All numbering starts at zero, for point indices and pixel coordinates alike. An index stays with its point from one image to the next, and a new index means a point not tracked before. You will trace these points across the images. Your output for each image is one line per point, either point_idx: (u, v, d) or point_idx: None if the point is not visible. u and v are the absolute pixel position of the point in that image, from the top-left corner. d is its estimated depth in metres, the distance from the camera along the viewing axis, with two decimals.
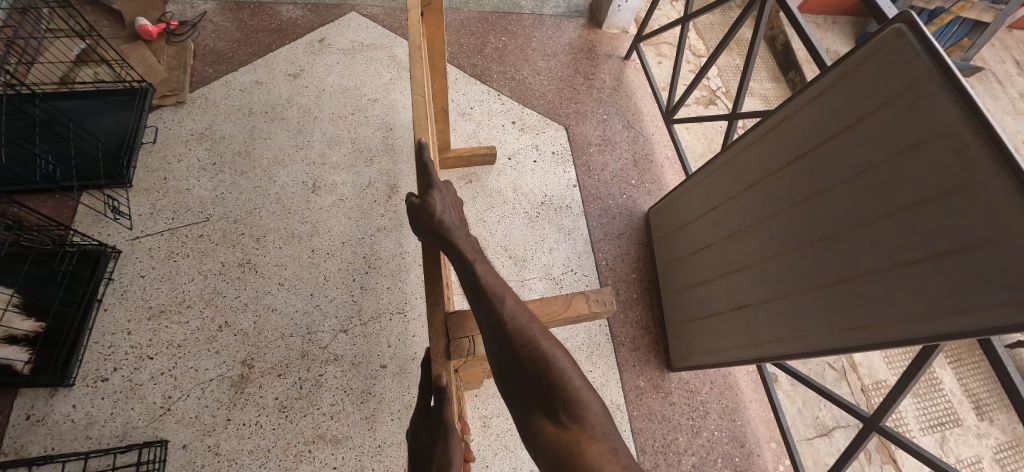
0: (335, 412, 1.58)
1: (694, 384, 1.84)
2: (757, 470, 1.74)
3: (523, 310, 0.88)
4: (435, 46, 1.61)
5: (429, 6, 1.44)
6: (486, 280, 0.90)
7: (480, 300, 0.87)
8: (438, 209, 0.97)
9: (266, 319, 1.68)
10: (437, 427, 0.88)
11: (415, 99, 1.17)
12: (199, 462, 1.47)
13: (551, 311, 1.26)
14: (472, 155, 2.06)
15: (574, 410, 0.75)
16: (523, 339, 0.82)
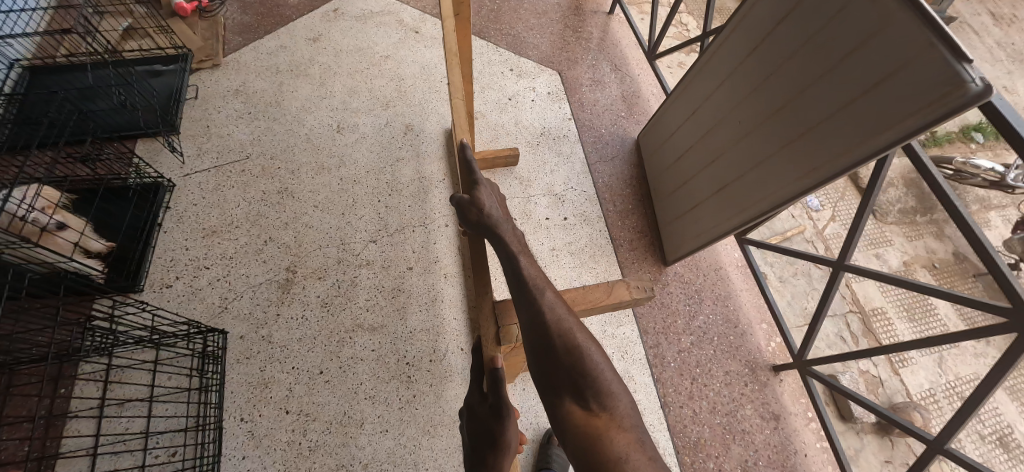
0: (371, 305, 1.80)
1: (689, 277, 2.04)
2: (752, 346, 1.92)
3: (561, 302, 0.86)
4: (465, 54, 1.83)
5: (460, 16, 1.65)
6: (526, 271, 0.91)
7: (519, 286, 0.87)
8: (486, 203, 1.02)
9: (305, 234, 1.91)
10: (495, 406, 0.91)
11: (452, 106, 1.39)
12: (256, 348, 1.69)
13: (591, 300, 1.18)
14: (496, 158, 2.11)
15: (603, 399, 0.73)
16: (556, 328, 0.80)
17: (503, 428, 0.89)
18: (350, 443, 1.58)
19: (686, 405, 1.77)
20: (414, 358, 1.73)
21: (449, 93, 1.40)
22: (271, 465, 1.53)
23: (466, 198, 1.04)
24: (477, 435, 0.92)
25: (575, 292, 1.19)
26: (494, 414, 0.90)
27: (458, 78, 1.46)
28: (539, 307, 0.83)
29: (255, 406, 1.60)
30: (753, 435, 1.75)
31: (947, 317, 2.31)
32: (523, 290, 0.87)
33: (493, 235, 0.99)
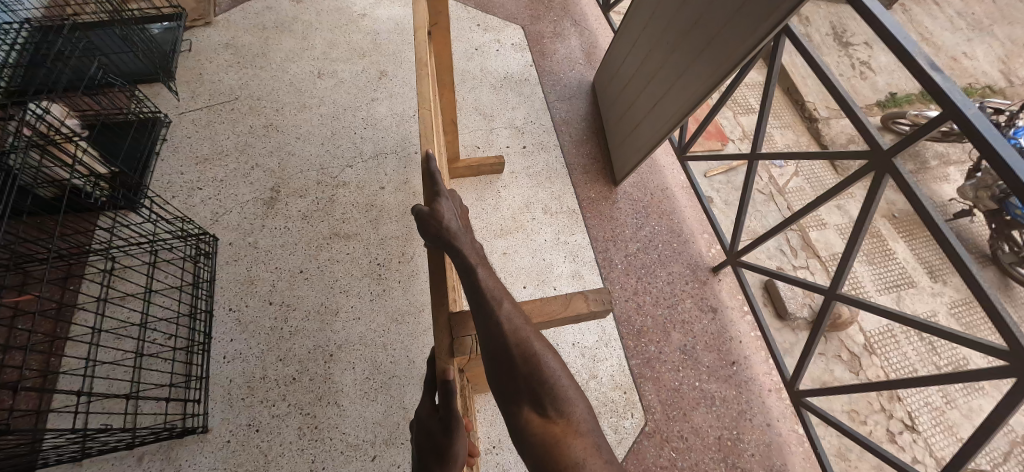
0: (347, 218, 2.01)
1: (637, 195, 2.25)
2: (693, 251, 2.12)
3: (520, 310, 0.75)
4: (444, 63, 1.67)
5: (437, 24, 1.52)
6: (486, 281, 0.79)
7: (475, 297, 0.76)
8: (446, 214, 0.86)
9: (287, 161, 2.13)
10: (443, 422, 0.79)
11: (421, 119, 1.10)
12: (243, 252, 1.90)
13: (546, 311, 0.96)
14: (481, 165, 2.12)
15: (562, 403, 0.63)
16: (509, 332, 0.71)
17: (450, 444, 0.77)
18: (327, 328, 1.78)
19: (630, 299, 1.96)
20: (385, 260, 1.93)
21: (418, 104, 1.12)
22: (255, 346, 1.73)
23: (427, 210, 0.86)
24: (422, 451, 0.80)
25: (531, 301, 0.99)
26: (443, 430, 0.78)
27: (428, 87, 1.14)
28: (493, 314, 0.72)
29: (242, 298, 1.81)
30: (692, 324, 1.95)
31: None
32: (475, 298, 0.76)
33: (449, 245, 0.84)
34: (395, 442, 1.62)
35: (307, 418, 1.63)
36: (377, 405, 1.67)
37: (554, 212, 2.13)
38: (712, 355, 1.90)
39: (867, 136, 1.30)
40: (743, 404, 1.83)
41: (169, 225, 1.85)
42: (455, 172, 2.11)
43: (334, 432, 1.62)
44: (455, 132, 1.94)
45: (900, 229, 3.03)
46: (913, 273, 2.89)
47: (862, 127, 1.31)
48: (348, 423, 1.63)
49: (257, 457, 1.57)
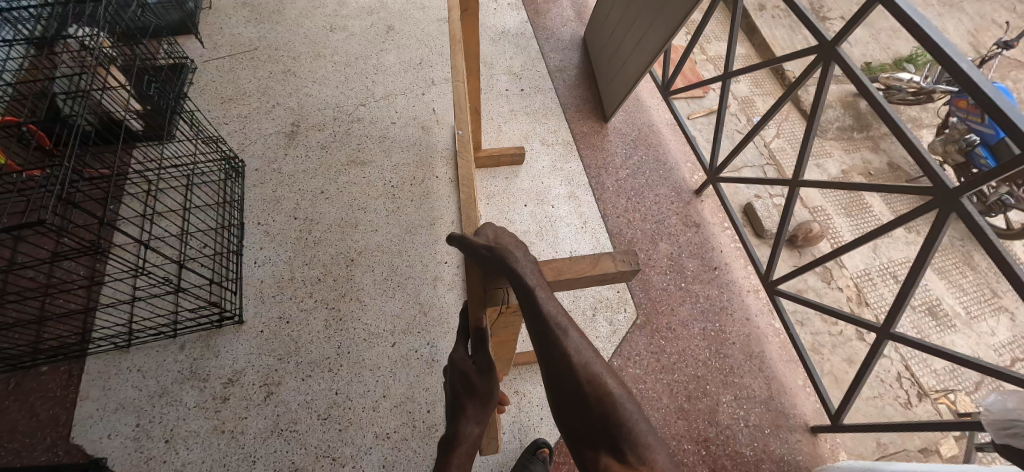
0: (362, 148, 2.20)
1: (626, 130, 2.46)
2: (678, 177, 2.33)
3: (587, 343, 0.70)
4: (472, 53, 1.70)
5: (467, 12, 1.50)
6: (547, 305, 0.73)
7: (537, 328, 0.71)
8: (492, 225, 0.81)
9: (306, 101, 2.32)
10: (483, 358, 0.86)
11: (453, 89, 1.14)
12: (269, 176, 2.09)
13: (574, 269, 0.84)
14: (501, 155, 2.18)
15: (642, 452, 0.57)
16: (580, 372, 0.66)
17: (491, 381, 0.83)
18: (347, 238, 1.97)
19: (622, 216, 2.17)
20: (398, 182, 2.13)
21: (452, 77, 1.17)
22: (283, 253, 1.91)
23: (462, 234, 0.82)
24: (458, 390, 0.83)
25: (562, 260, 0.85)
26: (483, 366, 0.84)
27: (463, 65, 1.18)
28: (561, 348, 0.67)
29: (269, 214, 1.99)
30: (678, 236, 2.15)
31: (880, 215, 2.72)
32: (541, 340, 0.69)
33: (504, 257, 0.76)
34: (412, 330, 1.80)
35: (332, 311, 1.81)
36: (395, 301, 1.85)
37: (551, 143, 2.34)
38: (697, 262, 2.10)
39: (816, 35, 1.51)
40: (725, 302, 2.03)
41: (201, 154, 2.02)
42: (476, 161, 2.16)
43: (356, 322, 1.80)
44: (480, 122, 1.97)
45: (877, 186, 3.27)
46: None
47: (811, 28, 1.52)
48: (369, 315, 1.82)
49: (288, 344, 1.74)
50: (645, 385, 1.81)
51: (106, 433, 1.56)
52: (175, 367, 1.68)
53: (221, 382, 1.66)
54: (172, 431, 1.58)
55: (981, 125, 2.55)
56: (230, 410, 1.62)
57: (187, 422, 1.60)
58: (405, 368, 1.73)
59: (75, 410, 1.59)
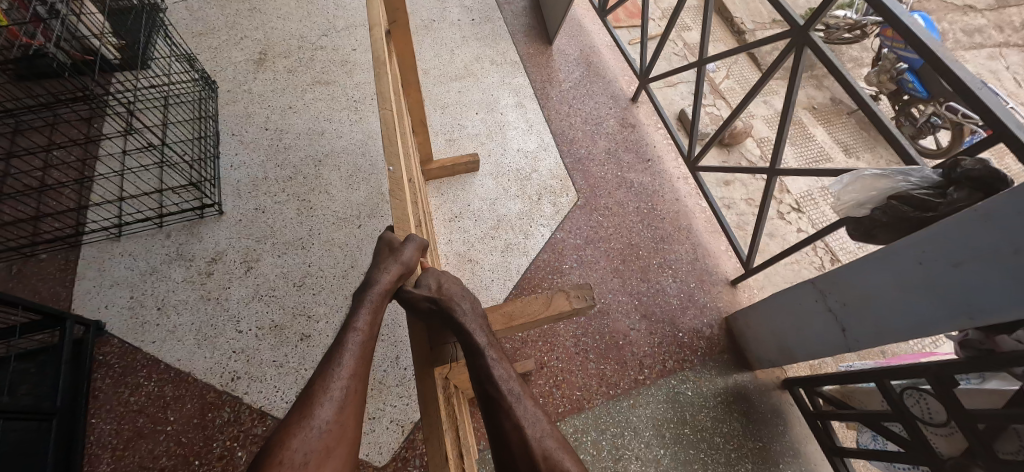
0: (327, 71, 2.41)
1: (569, 52, 2.71)
2: (616, 88, 2.60)
3: (541, 419, 0.84)
4: (406, 63, 1.66)
5: (396, 23, 1.51)
6: (500, 375, 0.88)
7: (492, 406, 0.84)
8: (460, 302, 0.98)
9: (272, 33, 2.52)
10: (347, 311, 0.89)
11: (382, 116, 1.11)
12: (240, 96, 2.29)
13: (532, 311, 1.12)
14: (455, 165, 2.13)
15: None
16: (540, 456, 0.77)
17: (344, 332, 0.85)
18: (315, 143, 2.18)
19: (564, 121, 2.44)
20: (361, 98, 2.34)
21: (377, 102, 1.13)
22: (257, 158, 2.12)
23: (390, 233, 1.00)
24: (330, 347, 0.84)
25: (518, 304, 1.15)
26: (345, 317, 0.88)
27: (388, 84, 1.15)
28: (519, 431, 0.80)
29: (243, 127, 2.20)
30: (616, 135, 2.43)
31: (823, 143, 3.19)
32: (497, 408, 0.84)
33: (458, 330, 0.94)
34: (376, 214, 2.03)
35: (303, 202, 2.03)
36: (359, 192, 2.07)
37: (500, 63, 2.58)
38: (632, 156, 2.37)
39: None
40: (657, 186, 2.29)
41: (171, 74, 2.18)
42: (428, 173, 2.11)
43: (326, 210, 2.01)
44: (425, 133, 1.93)
45: (818, 117, 3.34)
46: (831, 152, 3.17)
47: None
48: (336, 204, 2.03)
49: (264, 229, 1.95)
50: (585, 252, 2.06)
51: (104, 305, 1.76)
52: (163, 251, 1.88)
53: (205, 260, 1.87)
54: (163, 300, 1.79)
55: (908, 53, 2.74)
56: (215, 282, 1.83)
57: (175, 293, 1.80)
58: (370, 245, 1.95)
59: (73, 287, 1.78)
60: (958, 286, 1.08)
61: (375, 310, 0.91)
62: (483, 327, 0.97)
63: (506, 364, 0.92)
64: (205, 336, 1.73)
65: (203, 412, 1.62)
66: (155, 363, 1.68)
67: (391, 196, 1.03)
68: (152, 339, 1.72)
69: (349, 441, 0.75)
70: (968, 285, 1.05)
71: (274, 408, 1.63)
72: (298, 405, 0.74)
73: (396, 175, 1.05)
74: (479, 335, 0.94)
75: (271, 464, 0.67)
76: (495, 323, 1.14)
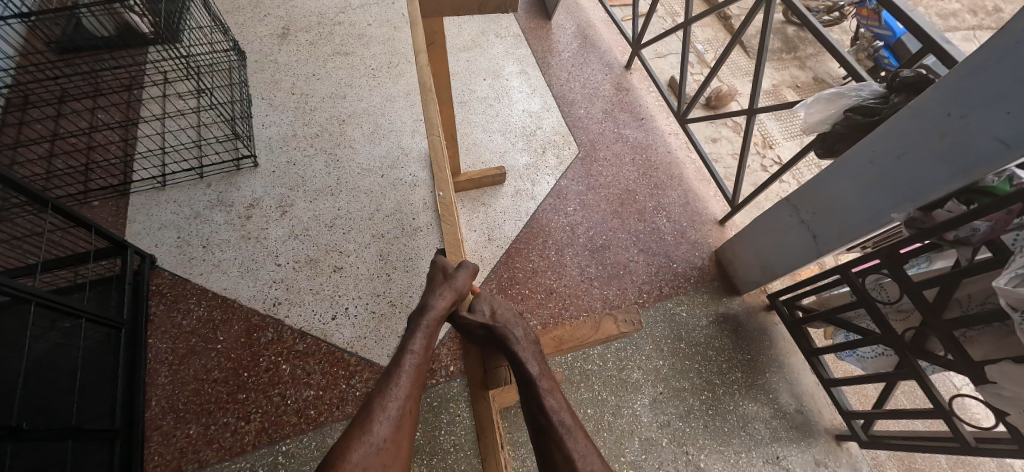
0: (346, 44, 2.62)
1: (567, 25, 2.94)
2: (611, 57, 2.83)
3: (596, 460, 0.89)
4: (441, 82, 1.76)
5: (434, 45, 1.63)
6: (550, 406, 0.98)
7: (544, 438, 0.93)
8: (511, 332, 1.11)
9: (293, 10, 2.73)
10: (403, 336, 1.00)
11: (431, 143, 1.29)
12: (267, 65, 2.49)
13: (581, 336, 1.40)
14: (482, 178, 2.17)
15: None
16: None
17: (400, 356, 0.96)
18: (338, 106, 2.39)
19: (564, 85, 2.66)
20: (379, 67, 2.55)
21: (426, 129, 1.31)
22: (286, 118, 2.32)
23: (440, 263, 1.13)
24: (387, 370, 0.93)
25: (570, 329, 1.43)
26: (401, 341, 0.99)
27: (435, 114, 1.31)
28: (571, 463, 0.88)
29: (271, 92, 2.40)
30: (612, 98, 2.65)
31: None
32: (546, 435, 0.93)
33: (511, 357, 1.09)
34: (397, 166, 2.24)
35: (330, 155, 2.23)
36: (381, 147, 2.28)
37: (504, 36, 2.81)
38: (627, 115, 2.59)
39: None
40: (651, 141, 2.51)
41: (205, 48, 2.38)
42: (457, 186, 2.14)
43: (352, 163, 2.22)
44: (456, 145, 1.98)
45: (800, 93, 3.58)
46: None
47: None
48: (361, 157, 2.24)
49: (296, 178, 2.15)
50: (587, 197, 2.26)
51: (154, 244, 1.95)
52: (205, 197, 2.07)
53: (245, 205, 2.06)
54: (208, 239, 1.98)
55: (880, 28, 2.90)
56: (255, 224, 2.02)
57: (218, 233, 1.99)
58: (393, 192, 2.16)
59: (125, 229, 1.97)
60: (915, 166, 1.26)
61: (430, 334, 1.02)
62: (532, 352, 1.11)
63: (557, 395, 1.01)
64: (248, 269, 1.92)
65: (249, 332, 1.80)
66: (204, 291, 1.87)
67: (442, 222, 1.18)
68: (200, 271, 1.91)
69: (403, 458, 0.82)
70: (918, 163, 1.25)
71: (313, 328, 1.82)
72: (358, 420, 0.82)
73: (445, 199, 1.20)
74: (530, 366, 1.07)
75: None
76: (550, 345, 1.44)
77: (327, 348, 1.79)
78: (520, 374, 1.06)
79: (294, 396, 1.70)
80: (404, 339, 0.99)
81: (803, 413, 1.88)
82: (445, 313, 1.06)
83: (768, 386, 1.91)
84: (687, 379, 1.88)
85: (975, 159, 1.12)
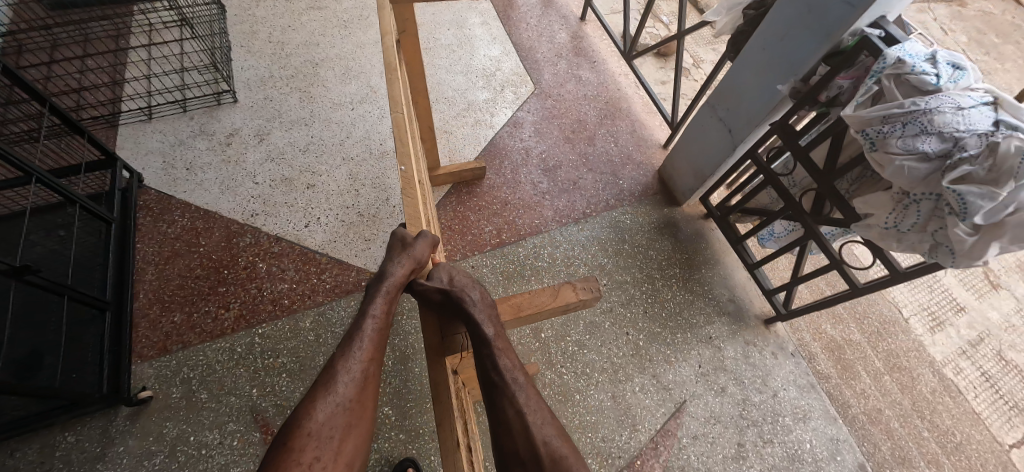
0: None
1: None
2: (566, 10, 3.06)
3: (544, 416, 0.95)
4: (415, 72, 1.71)
5: (406, 33, 1.54)
6: (504, 363, 1.01)
7: (497, 394, 0.97)
8: (469, 293, 1.09)
9: None
10: (363, 300, 1.08)
11: (393, 121, 1.21)
12: (246, 18, 2.70)
13: (538, 305, 1.13)
14: (462, 171, 2.16)
15: None
16: (541, 446, 0.89)
17: (359, 324, 1.02)
18: (312, 52, 2.59)
19: (523, 34, 2.88)
20: (350, 19, 2.77)
21: (390, 107, 1.24)
22: (263, 62, 2.52)
23: (400, 233, 1.17)
24: (345, 338, 1.00)
25: (527, 296, 1.17)
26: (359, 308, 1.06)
27: (400, 92, 1.26)
28: (524, 418, 0.93)
29: (249, 41, 2.60)
30: (567, 45, 2.87)
31: None
32: (499, 391, 0.97)
33: (466, 316, 1.05)
34: (367, 101, 2.43)
35: (304, 93, 2.42)
36: (352, 85, 2.48)
37: None
38: (581, 59, 2.81)
39: None
40: (602, 80, 2.72)
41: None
42: (436, 179, 2.15)
43: (324, 98, 2.41)
44: (433, 138, 1.98)
45: None
46: None
47: None
48: (333, 94, 2.43)
49: (272, 112, 2.34)
50: (541, 127, 2.47)
51: (141, 166, 2.13)
52: (189, 129, 2.26)
53: (225, 135, 2.25)
54: (191, 163, 2.16)
55: None
56: (235, 149, 2.21)
57: (201, 158, 2.18)
58: (362, 122, 2.36)
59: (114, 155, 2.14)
60: (792, 45, 1.49)
61: (389, 301, 1.08)
62: (481, 303, 1.09)
63: (509, 351, 1.04)
64: (228, 187, 2.11)
65: (229, 237, 1.98)
66: (186, 205, 2.05)
67: (403, 195, 1.15)
68: (184, 189, 2.09)
69: (365, 418, 0.91)
70: (793, 42, 1.48)
71: (287, 234, 2.01)
72: (318, 385, 0.91)
73: (407, 173, 1.16)
74: (484, 325, 1.05)
75: (300, 432, 0.84)
76: (506, 313, 1.16)
77: (301, 250, 1.98)
78: (473, 328, 1.04)
79: (270, 288, 1.88)
80: (364, 307, 1.06)
81: (735, 302, 2.09)
82: (403, 280, 1.12)
83: (704, 279, 2.12)
84: (629, 273, 2.08)
85: (831, 25, 1.34)
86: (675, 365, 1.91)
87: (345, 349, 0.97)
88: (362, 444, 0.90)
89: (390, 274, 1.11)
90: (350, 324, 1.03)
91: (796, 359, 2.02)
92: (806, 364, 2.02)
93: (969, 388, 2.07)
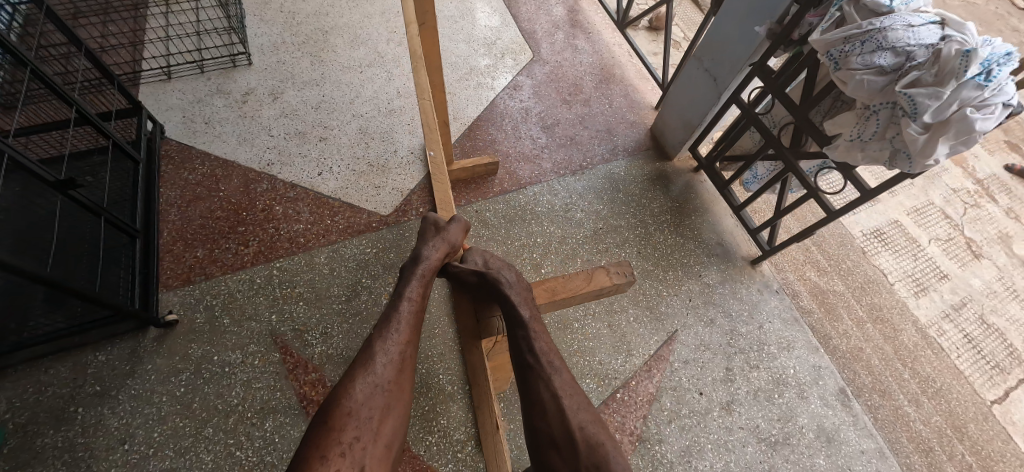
0: None
1: None
2: None
3: (578, 400, 1.01)
4: (433, 67, 1.63)
5: (426, 25, 1.45)
6: (540, 347, 1.10)
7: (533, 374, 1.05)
8: (503, 277, 1.19)
9: None
10: (399, 280, 1.19)
11: (421, 110, 1.52)
12: None
13: (573, 288, 1.29)
14: (475, 167, 2.17)
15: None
16: (575, 426, 0.96)
17: (394, 308, 1.10)
18: (321, 21, 2.73)
19: (521, 6, 3.04)
20: None
21: (417, 96, 1.53)
22: (275, 29, 2.66)
23: (432, 219, 1.34)
24: (381, 320, 1.08)
25: (561, 281, 1.32)
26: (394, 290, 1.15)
27: (426, 83, 1.52)
28: (558, 399, 1.00)
29: (261, 10, 2.74)
30: (564, 16, 3.02)
31: None
32: (532, 372, 1.06)
33: (501, 296, 1.17)
34: (374, 65, 2.58)
35: (315, 58, 2.56)
36: (360, 50, 2.62)
37: None
38: (575, 30, 2.96)
39: None
40: (596, 48, 2.88)
41: None
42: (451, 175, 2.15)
43: (334, 63, 2.55)
44: (449, 135, 1.95)
45: None
46: None
47: None
48: (342, 59, 2.57)
49: (285, 74, 2.47)
50: (539, 88, 2.62)
51: (162, 120, 2.25)
52: (206, 88, 2.39)
53: (241, 93, 2.38)
54: (209, 118, 2.29)
55: None
56: (251, 105, 2.34)
57: (218, 113, 2.31)
58: (369, 84, 2.49)
59: None
60: None
61: (423, 284, 1.19)
62: (518, 287, 1.19)
63: (544, 334, 1.13)
64: (245, 139, 2.24)
65: (247, 183, 2.11)
66: (204, 154, 2.17)
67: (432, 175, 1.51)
68: (202, 140, 2.21)
69: (403, 395, 0.98)
70: None
71: (301, 182, 2.13)
72: (359, 362, 0.98)
73: (436, 159, 1.51)
74: (519, 308, 1.15)
75: (343, 410, 0.88)
76: (541, 296, 1.31)
77: (315, 195, 2.10)
78: (508, 307, 1.16)
79: (287, 228, 2.00)
80: (400, 290, 1.15)
81: (722, 245, 2.22)
82: (438, 263, 1.24)
83: (694, 225, 2.25)
84: (623, 219, 2.21)
85: None
86: (666, 298, 2.04)
87: (382, 328, 1.05)
88: (400, 421, 0.95)
89: (423, 261, 1.22)
90: (387, 305, 1.12)
91: (780, 296, 2.15)
92: (790, 300, 2.15)
93: (952, 348, 2.18)
